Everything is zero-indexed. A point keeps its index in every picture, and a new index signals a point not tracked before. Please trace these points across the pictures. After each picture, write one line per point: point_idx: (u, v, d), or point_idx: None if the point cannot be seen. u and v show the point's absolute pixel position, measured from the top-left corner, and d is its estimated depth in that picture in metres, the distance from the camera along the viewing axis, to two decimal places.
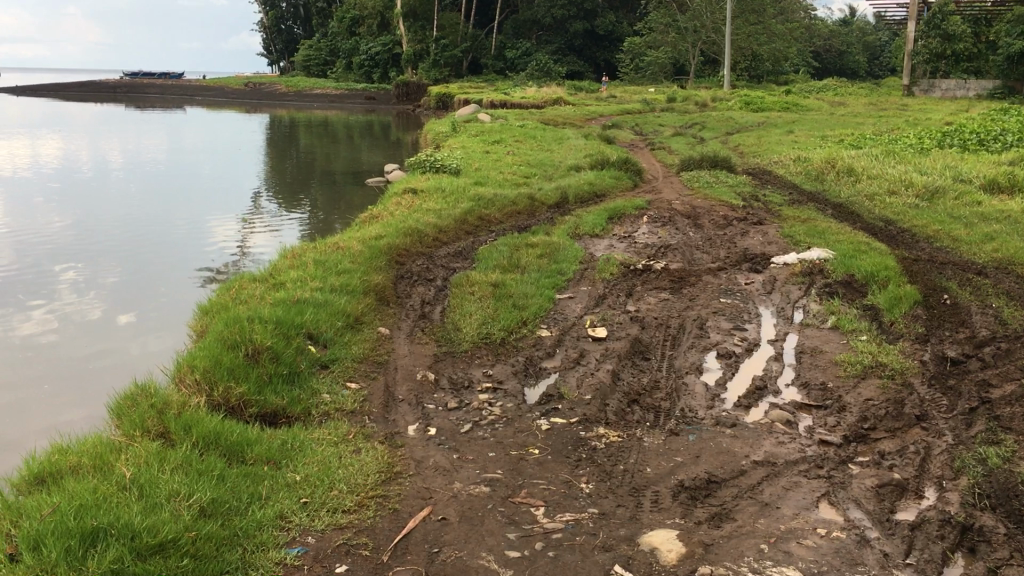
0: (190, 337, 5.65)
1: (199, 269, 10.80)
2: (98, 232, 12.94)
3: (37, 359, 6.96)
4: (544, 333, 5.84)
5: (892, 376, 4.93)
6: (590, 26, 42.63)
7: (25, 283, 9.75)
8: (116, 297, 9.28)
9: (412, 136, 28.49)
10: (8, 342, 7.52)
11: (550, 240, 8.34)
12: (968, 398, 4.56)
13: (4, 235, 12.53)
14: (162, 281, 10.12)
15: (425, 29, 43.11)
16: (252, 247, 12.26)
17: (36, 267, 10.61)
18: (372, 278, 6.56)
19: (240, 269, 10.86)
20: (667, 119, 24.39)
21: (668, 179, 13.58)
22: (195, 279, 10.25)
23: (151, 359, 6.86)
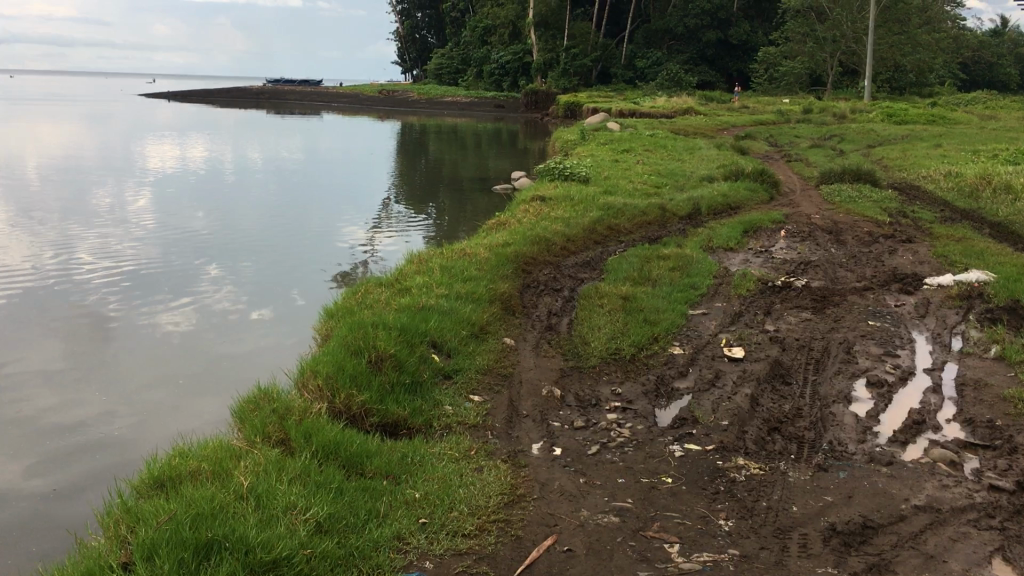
0: (315, 341, 5.61)
1: (327, 271, 10.91)
2: (234, 231, 13.30)
3: (173, 354, 7.08)
4: (676, 351, 5.52)
5: None
6: (723, 36, 41.69)
7: (165, 279, 10.06)
8: (248, 295, 9.43)
9: (540, 144, 28.44)
10: (146, 336, 7.69)
11: (683, 253, 8.00)
12: None
13: (149, 231, 13.04)
14: (291, 281, 10.26)
15: (555, 39, 43.17)
16: (380, 251, 12.35)
17: (175, 263, 10.95)
18: (498, 286, 6.39)
19: (366, 272, 10.92)
20: (804, 131, 23.51)
21: (806, 192, 12.97)
22: (324, 280, 10.36)
23: (281, 359, 6.88)
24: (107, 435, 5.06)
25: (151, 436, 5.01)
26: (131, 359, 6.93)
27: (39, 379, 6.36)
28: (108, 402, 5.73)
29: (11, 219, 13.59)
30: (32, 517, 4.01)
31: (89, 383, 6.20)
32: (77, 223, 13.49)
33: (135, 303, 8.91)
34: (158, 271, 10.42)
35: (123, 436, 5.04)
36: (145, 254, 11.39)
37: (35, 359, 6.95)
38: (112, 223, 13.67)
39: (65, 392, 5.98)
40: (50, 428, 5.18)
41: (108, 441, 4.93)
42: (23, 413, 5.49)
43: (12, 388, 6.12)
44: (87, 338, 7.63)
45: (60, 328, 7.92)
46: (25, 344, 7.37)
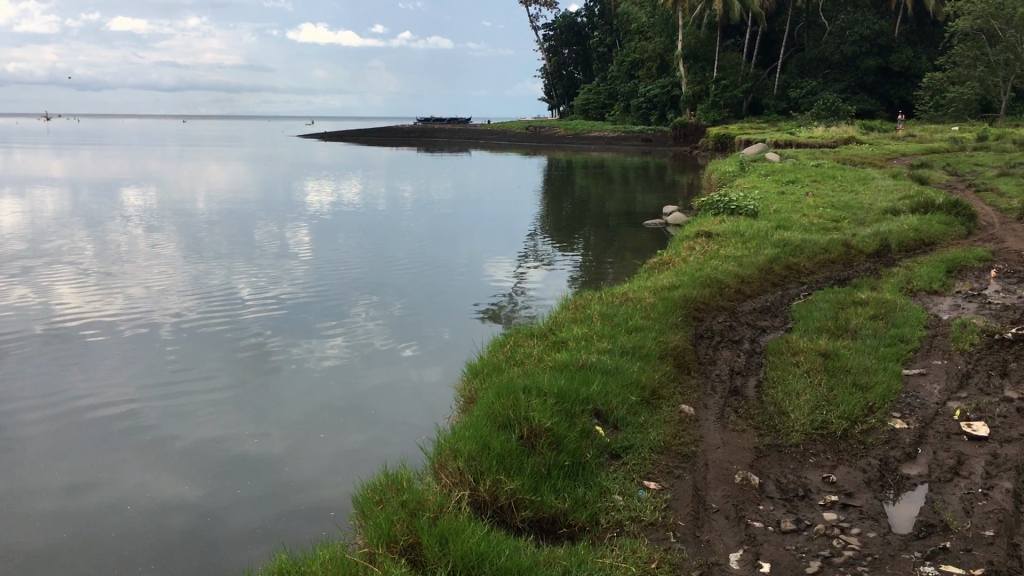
0: (459, 402, 4.87)
1: (476, 306, 10.19)
2: (381, 266, 12.88)
3: (326, 379, 6.78)
4: (899, 426, 4.43)
5: None
6: (884, 62, 39.17)
7: (313, 310, 9.63)
8: (402, 326, 8.90)
9: (691, 177, 27.24)
10: (294, 366, 7.23)
11: (883, 298, 6.82)
12: None
13: (301, 265, 12.80)
14: (439, 314, 9.60)
15: (705, 71, 41.91)
16: (529, 286, 11.59)
17: (323, 295, 10.56)
18: (669, 338, 5.46)
19: (515, 308, 10.12)
20: (984, 159, 21.36)
21: (1008, 225, 11.37)
22: (471, 314, 9.69)
23: (442, 391, 6.39)
24: (274, 467, 4.82)
25: (315, 467, 4.79)
26: (286, 387, 6.57)
27: (206, 403, 6.16)
28: (275, 431, 5.47)
29: (176, 254, 13.72)
30: (190, 562, 3.82)
31: (255, 410, 5.93)
32: (239, 257, 13.50)
33: (293, 332, 8.52)
34: (311, 303, 10.05)
35: (290, 468, 4.79)
36: (295, 287, 11.08)
37: (189, 385, 6.63)
38: (266, 257, 13.57)
39: (233, 418, 5.76)
40: (220, 457, 5.02)
41: (275, 476, 4.69)
42: (195, 437, 5.37)
43: (179, 413, 5.93)
44: (246, 365, 7.26)
45: (208, 356, 7.56)
46: (189, 370, 7.10)
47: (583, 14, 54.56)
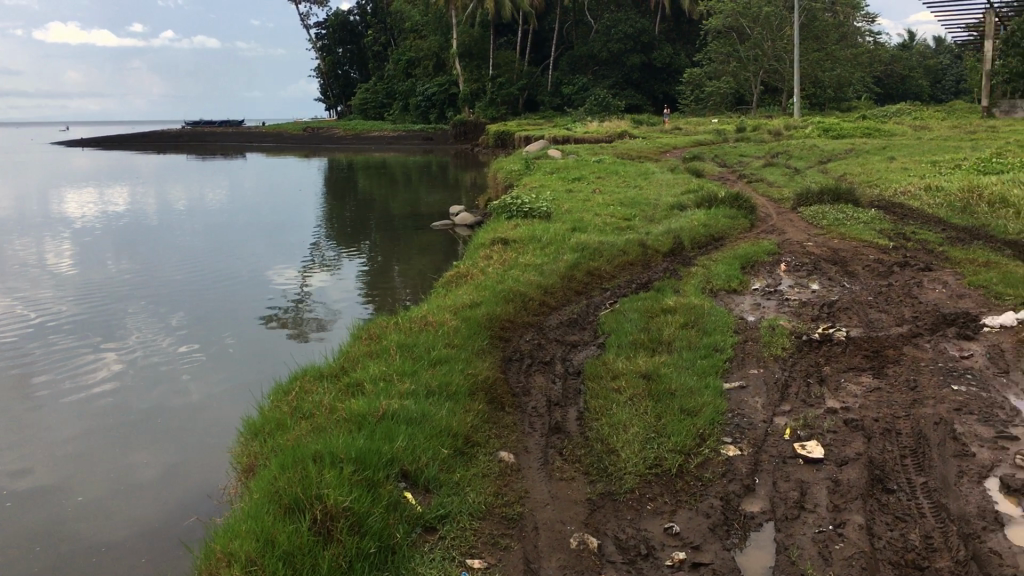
0: (249, 456, 4.13)
1: (263, 314, 9.27)
2: (156, 278, 11.62)
3: (110, 399, 5.98)
4: (733, 454, 4.07)
5: None
6: (647, 59, 40.80)
7: (79, 329, 8.42)
8: (180, 340, 7.91)
9: (474, 175, 26.97)
10: (55, 393, 6.21)
11: (689, 301, 6.56)
12: None
13: (61, 282, 11.32)
14: (224, 324, 8.66)
15: (481, 69, 42.09)
16: (319, 290, 10.77)
17: (91, 312, 9.31)
18: (478, 368, 4.89)
19: (307, 314, 9.30)
20: (748, 149, 22.46)
21: (785, 216, 11.70)
22: (259, 322, 8.80)
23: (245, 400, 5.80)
24: (87, 517, 4.18)
25: (135, 513, 4.20)
26: (58, 413, 5.73)
27: None
28: (54, 470, 4.76)
29: None
30: None
31: (22, 442, 5.18)
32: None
33: (55, 355, 7.34)
34: (73, 323, 8.77)
35: (107, 517, 4.17)
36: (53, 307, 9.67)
37: None
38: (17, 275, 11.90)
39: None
40: (12, 512, 4.28)
41: (92, 529, 4.06)
42: None
43: None
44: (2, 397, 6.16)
45: None
46: None
47: (355, 12, 53.28)
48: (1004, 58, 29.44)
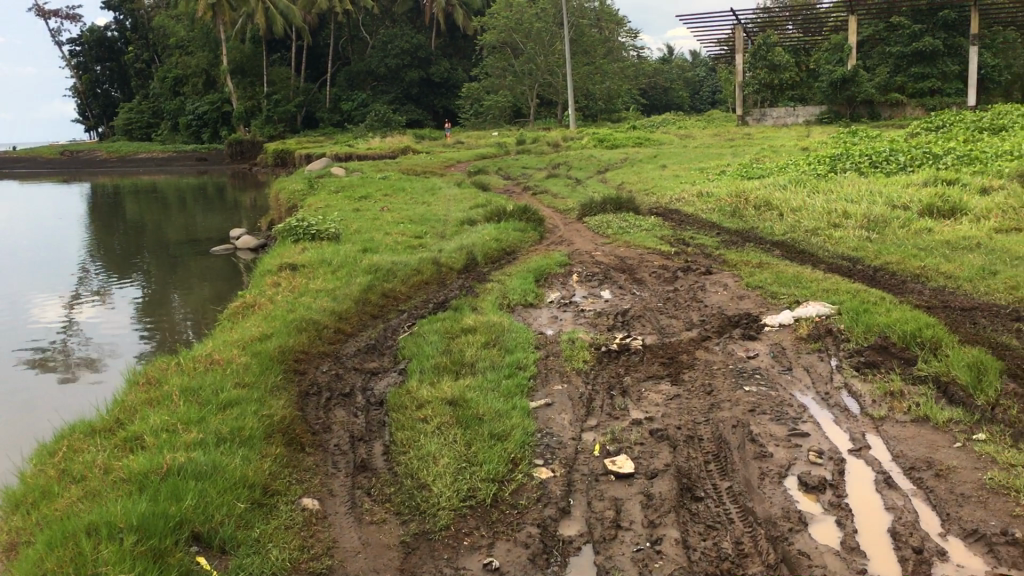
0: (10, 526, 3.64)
1: (24, 355, 8.40)
2: None
3: None
4: (546, 476, 3.99)
5: None
6: (426, 74, 41.01)
7: None
8: None
9: (254, 196, 25.88)
10: None
11: (488, 319, 6.47)
12: None
13: None
14: None
15: (255, 86, 40.75)
16: (88, 325, 9.91)
17: None
18: (273, 408, 4.55)
19: (76, 351, 8.52)
20: (529, 161, 22.99)
21: (571, 225, 11.94)
22: (20, 366, 7.96)
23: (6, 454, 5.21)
24: None
25: None
26: None
27: None
28: None
29: None
30: None
31: None
32: None
33: None
34: None
35: None
36: None
37: None
38: None
39: None
40: None
41: None
42: None
43: None
44: None
45: None
46: None
47: (113, 28, 50.10)
48: (753, 70, 31.80)
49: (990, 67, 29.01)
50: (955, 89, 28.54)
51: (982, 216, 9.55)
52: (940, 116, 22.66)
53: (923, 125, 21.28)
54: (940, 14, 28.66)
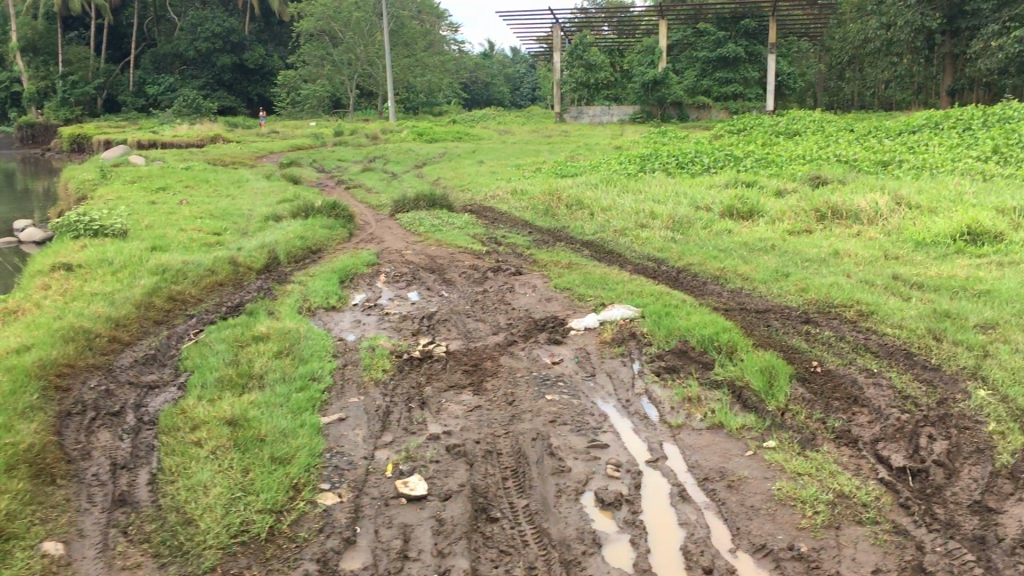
0: None
1: None
2: None
3: None
4: (331, 503, 3.68)
5: (857, 517, 3.34)
6: (239, 60, 39.32)
7: None
8: None
9: (44, 185, 23.87)
10: None
11: (283, 326, 6.07)
12: (989, 547, 3.09)
13: None
14: None
15: (48, 64, 37.73)
16: None
17: None
18: (21, 435, 4.01)
19: None
20: (346, 153, 22.39)
21: (383, 222, 11.60)
22: None
23: None
24: None
25: None
26: None
27: None
28: None
29: None
30: None
31: None
32: None
33: None
34: None
35: None
36: None
37: None
38: None
39: None
40: None
41: None
42: None
43: None
44: None
45: None
46: None
47: None
48: (570, 69, 32.39)
49: (786, 74, 30.89)
50: (756, 93, 30.54)
51: (777, 218, 9.97)
52: (741, 119, 23.84)
53: (727, 127, 22.28)
54: (742, 22, 30.11)
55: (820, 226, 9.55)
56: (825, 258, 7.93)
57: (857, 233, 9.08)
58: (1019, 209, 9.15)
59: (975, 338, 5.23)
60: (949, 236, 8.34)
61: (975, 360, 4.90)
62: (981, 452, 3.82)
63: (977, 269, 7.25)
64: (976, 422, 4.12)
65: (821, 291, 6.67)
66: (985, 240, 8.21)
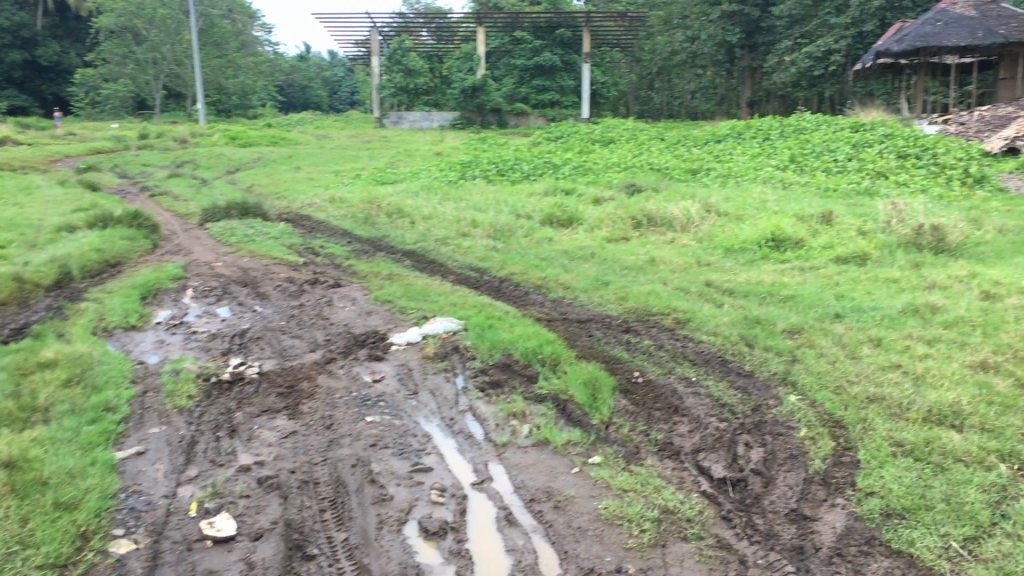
0: None
1: None
2: None
3: None
4: (125, 552, 3.33)
5: (682, 533, 3.33)
6: (30, 57, 36.49)
7: None
8: None
9: None
10: None
11: (74, 350, 5.53)
12: (806, 556, 3.14)
13: None
14: None
15: None
16: None
17: None
18: None
19: None
20: (151, 158, 21.16)
21: (191, 232, 10.96)
22: None
23: None
24: None
25: None
26: None
27: None
28: None
29: None
30: None
31: None
32: None
33: None
34: None
35: None
36: None
37: None
38: None
39: None
40: None
41: None
42: None
43: None
44: None
45: None
46: None
47: None
48: (389, 74, 32.09)
49: (600, 83, 31.88)
50: (571, 102, 31.18)
51: (595, 225, 10.13)
52: (559, 126, 24.29)
53: (544, 134, 22.68)
54: (557, 32, 30.92)
55: (636, 233, 9.78)
56: (642, 266, 8.10)
57: (671, 240, 9.35)
58: (816, 216, 9.69)
59: (783, 343, 5.42)
60: (756, 242, 8.72)
61: (784, 365, 5.06)
62: (795, 458, 3.91)
63: (781, 274, 7.60)
64: (789, 428, 4.23)
65: (639, 299, 6.78)
66: (788, 246, 8.63)
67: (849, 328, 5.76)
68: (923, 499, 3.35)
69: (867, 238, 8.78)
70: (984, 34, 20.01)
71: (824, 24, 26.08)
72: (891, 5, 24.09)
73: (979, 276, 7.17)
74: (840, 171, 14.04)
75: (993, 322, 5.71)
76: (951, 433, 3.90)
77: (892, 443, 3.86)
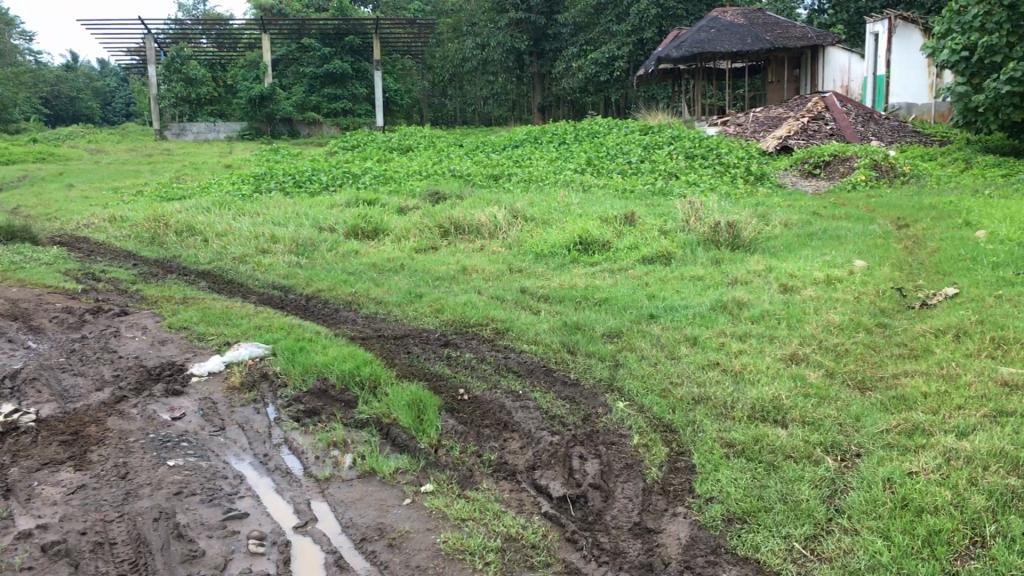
0: None
1: None
2: None
3: None
4: None
5: (530, 562, 3.14)
6: None
7: None
8: None
9: None
10: None
11: None
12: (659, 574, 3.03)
13: None
14: None
15: None
16: None
17: None
18: None
19: None
20: None
21: None
22: None
23: None
24: None
25: None
26: None
27: None
28: None
29: None
30: None
31: None
32: None
33: None
34: None
35: None
36: None
37: None
38: None
39: None
40: None
41: None
42: None
43: None
44: None
45: None
46: None
47: None
48: (167, 83, 30.34)
49: (393, 90, 31.65)
50: (364, 109, 30.90)
51: (402, 236, 9.87)
52: (354, 134, 23.81)
53: (339, 142, 22.17)
54: (346, 39, 30.33)
55: (444, 242, 9.60)
56: (454, 275, 7.93)
57: (480, 247, 9.26)
58: (620, 217, 9.86)
59: (604, 348, 5.38)
60: (564, 246, 8.78)
61: (608, 371, 5.02)
62: (631, 467, 3.82)
63: (592, 277, 7.66)
64: (621, 436, 4.15)
65: (456, 310, 6.60)
66: (595, 248, 8.73)
67: (664, 328, 5.83)
68: (762, 500, 3.33)
69: (669, 238, 9.01)
70: (753, 41, 21.32)
71: (607, 31, 27.15)
72: (667, 13, 25.45)
73: (776, 270, 7.51)
74: (635, 172, 14.49)
75: (796, 314, 5.95)
76: (778, 429, 3.94)
77: (723, 444, 3.85)
